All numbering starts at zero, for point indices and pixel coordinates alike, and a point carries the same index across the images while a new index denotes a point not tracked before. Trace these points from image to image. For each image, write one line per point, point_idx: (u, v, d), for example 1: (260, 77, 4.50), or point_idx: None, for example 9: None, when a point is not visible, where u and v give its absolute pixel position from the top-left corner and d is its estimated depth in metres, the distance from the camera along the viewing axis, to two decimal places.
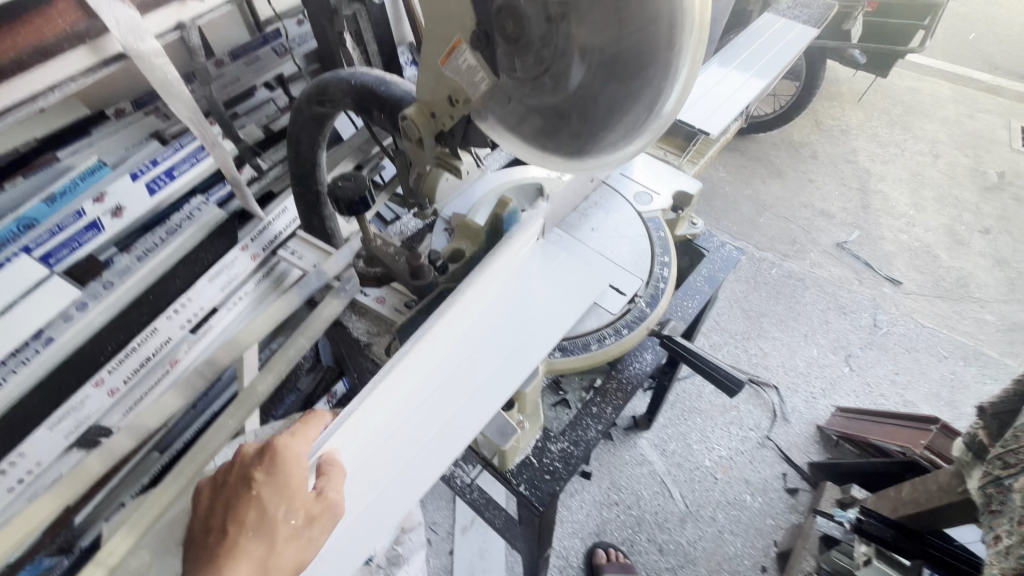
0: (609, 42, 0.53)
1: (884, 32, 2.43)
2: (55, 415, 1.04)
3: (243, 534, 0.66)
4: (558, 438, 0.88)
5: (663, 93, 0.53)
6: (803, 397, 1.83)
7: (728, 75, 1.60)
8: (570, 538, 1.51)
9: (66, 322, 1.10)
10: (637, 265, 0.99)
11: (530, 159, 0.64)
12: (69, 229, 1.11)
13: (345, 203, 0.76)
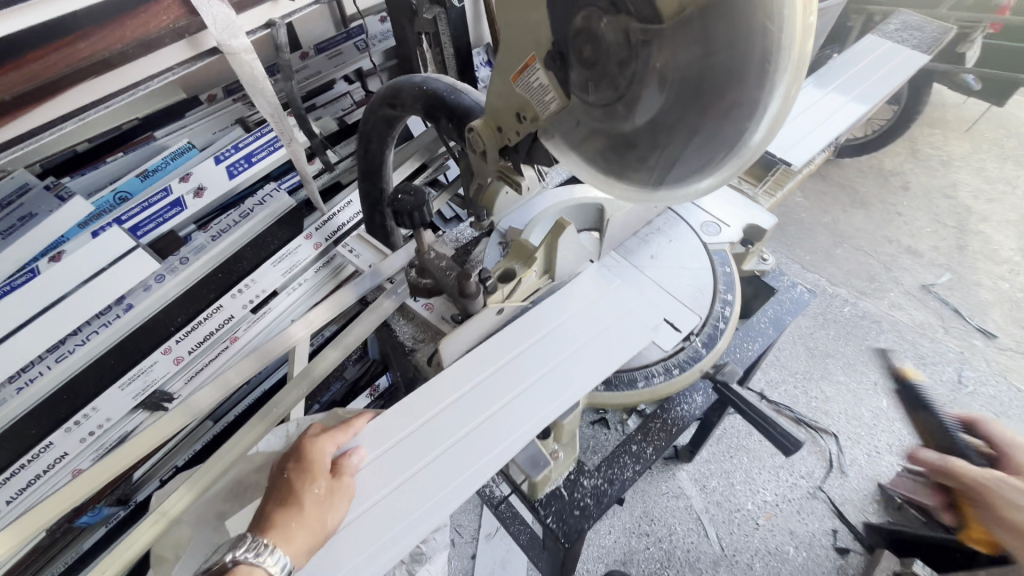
0: (694, 72, 0.48)
1: (1007, 57, 2.19)
2: (127, 376, 1.13)
3: (275, 510, 0.66)
4: (592, 473, 0.84)
5: (746, 131, 0.48)
6: (866, 451, 1.67)
7: (818, 101, 1.49)
8: (594, 563, 1.47)
9: (145, 292, 1.18)
10: (696, 301, 0.94)
11: (592, 182, 0.62)
12: (156, 205, 1.25)
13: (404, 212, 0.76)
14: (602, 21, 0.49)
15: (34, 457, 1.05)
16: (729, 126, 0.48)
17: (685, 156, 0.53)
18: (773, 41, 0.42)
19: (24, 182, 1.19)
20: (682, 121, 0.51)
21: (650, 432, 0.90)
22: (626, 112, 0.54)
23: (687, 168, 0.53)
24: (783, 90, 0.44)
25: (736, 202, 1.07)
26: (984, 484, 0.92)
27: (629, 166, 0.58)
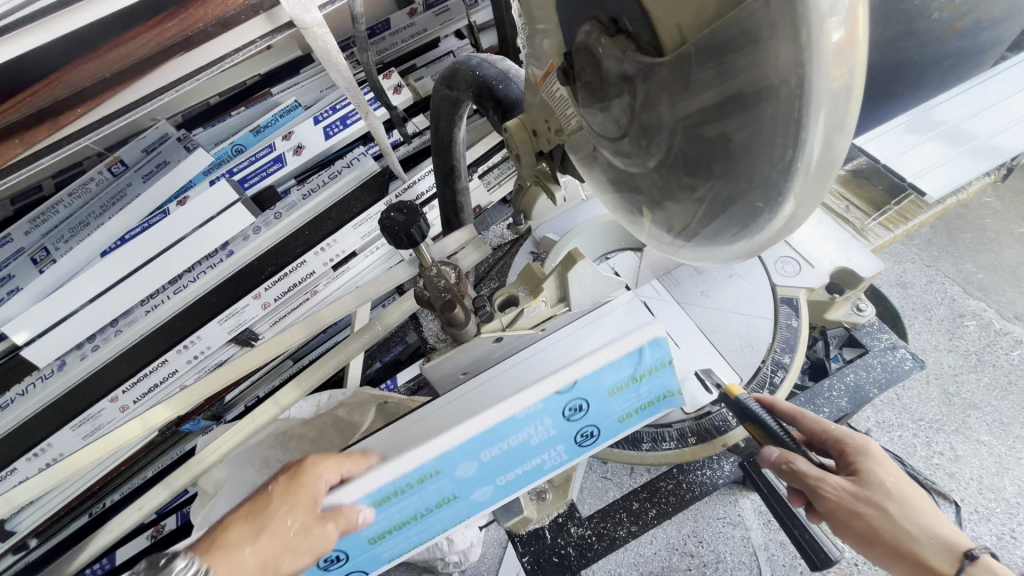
0: (697, 124, 0.38)
1: None
2: (224, 314, 1.31)
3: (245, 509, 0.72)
4: (580, 522, 0.91)
5: (759, 215, 0.37)
6: (994, 532, 1.32)
7: (1008, 98, 1.19)
8: (628, 568, 1.39)
9: (244, 241, 1.32)
10: (743, 361, 0.91)
11: (614, 215, 0.56)
12: (262, 160, 1.38)
13: (394, 236, 0.64)
14: (600, 42, 0.41)
15: (152, 370, 1.28)
16: (752, 180, 0.36)
17: (724, 204, 0.40)
18: (785, 113, 0.31)
19: (164, 132, 1.34)
20: (709, 159, 0.38)
21: (658, 494, 0.92)
22: (646, 143, 0.44)
23: (722, 222, 0.41)
24: (806, 165, 0.33)
25: (826, 240, 0.99)
26: (816, 487, 0.76)
27: (667, 198, 0.46)
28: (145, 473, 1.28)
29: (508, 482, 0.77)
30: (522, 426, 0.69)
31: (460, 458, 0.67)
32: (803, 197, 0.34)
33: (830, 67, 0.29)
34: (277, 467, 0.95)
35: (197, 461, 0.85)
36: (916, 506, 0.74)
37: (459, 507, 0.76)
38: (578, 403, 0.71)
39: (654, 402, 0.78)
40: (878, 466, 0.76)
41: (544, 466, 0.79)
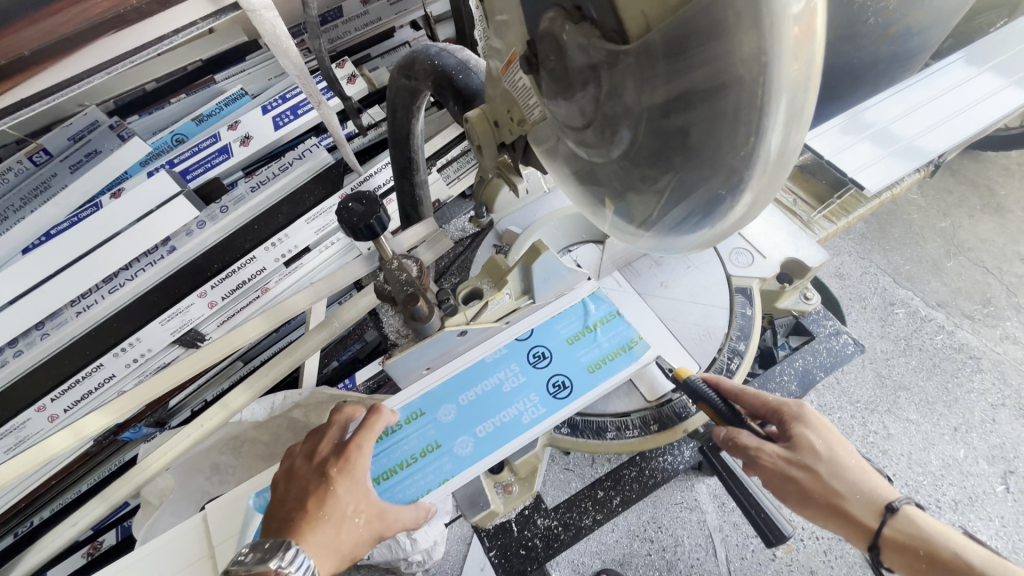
0: (661, 111, 0.38)
1: None
2: (167, 313, 1.22)
3: (309, 502, 0.65)
4: (547, 513, 0.93)
5: (722, 202, 0.40)
6: (922, 503, 1.44)
7: (931, 102, 1.29)
8: (589, 556, 1.42)
9: (188, 236, 1.24)
10: (702, 348, 0.94)
11: (575, 204, 0.56)
12: (205, 150, 1.30)
13: (352, 228, 0.62)
14: (565, 28, 0.41)
15: (85, 375, 1.18)
16: (716, 169, 0.37)
17: (681, 197, 0.41)
18: (751, 100, 0.33)
19: (94, 119, 1.25)
20: (668, 153, 0.40)
21: (621, 480, 0.95)
22: (609, 136, 0.44)
23: (687, 207, 0.42)
24: (769, 149, 0.35)
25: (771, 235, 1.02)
26: (755, 456, 0.82)
27: (629, 191, 0.46)
28: (80, 487, 1.18)
29: (488, 434, 0.71)
30: (490, 371, 0.75)
31: (440, 397, 0.74)
32: (756, 190, 0.38)
33: (790, 60, 0.32)
34: (228, 473, 0.92)
35: (137, 471, 0.80)
36: (844, 465, 0.80)
37: (444, 457, 0.70)
38: (538, 351, 0.76)
39: (621, 356, 0.76)
40: (812, 433, 0.81)
41: (523, 420, 0.72)
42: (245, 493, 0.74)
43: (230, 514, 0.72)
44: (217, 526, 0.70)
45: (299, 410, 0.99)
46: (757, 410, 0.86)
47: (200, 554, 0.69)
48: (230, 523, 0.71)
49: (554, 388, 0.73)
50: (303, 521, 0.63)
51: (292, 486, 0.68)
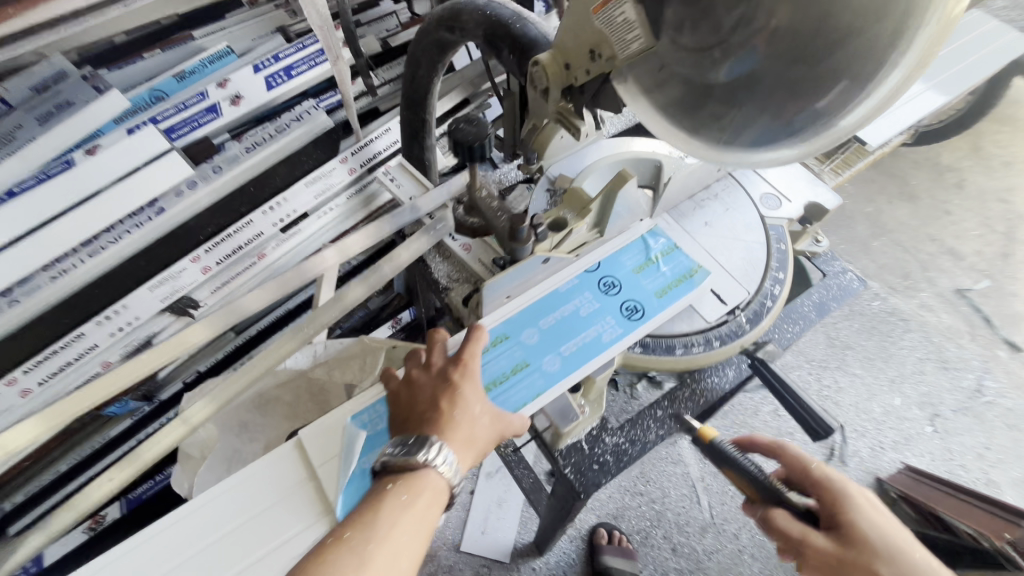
0: (812, 30, 0.45)
1: None
2: (156, 278, 1.14)
3: (432, 408, 0.55)
4: (614, 431, 0.80)
5: (833, 118, 0.49)
6: (869, 444, 1.66)
7: None
8: (586, 512, 1.54)
9: (178, 197, 1.16)
10: (745, 274, 0.89)
11: (653, 129, 0.59)
12: (192, 108, 1.22)
13: (465, 145, 0.72)
14: None
15: (64, 345, 1.08)
16: (849, 84, 0.47)
17: (751, 125, 0.52)
18: (909, 28, 0.44)
19: (61, 68, 1.13)
20: (769, 81, 0.49)
21: (677, 399, 0.84)
22: (729, 57, 0.50)
23: (750, 137, 0.53)
24: (898, 76, 0.46)
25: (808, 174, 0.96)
26: (802, 545, 0.75)
27: (707, 116, 0.54)
28: (59, 467, 1.09)
29: (573, 353, 0.62)
30: (563, 300, 0.65)
31: (516, 325, 0.64)
32: (816, 141, 0.51)
33: (947, 9, 0.42)
34: (257, 431, 0.90)
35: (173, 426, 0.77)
36: (906, 560, 0.76)
37: (532, 379, 0.61)
38: (616, 275, 0.67)
39: (684, 284, 0.67)
40: (866, 523, 0.77)
41: (603, 341, 0.63)
42: (343, 414, 0.66)
43: (331, 433, 0.64)
44: (318, 447, 0.63)
45: (322, 369, 0.97)
46: (805, 481, 0.84)
47: (302, 476, 0.62)
48: (331, 445, 0.64)
49: (638, 310, 0.65)
50: (431, 426, 0.53)
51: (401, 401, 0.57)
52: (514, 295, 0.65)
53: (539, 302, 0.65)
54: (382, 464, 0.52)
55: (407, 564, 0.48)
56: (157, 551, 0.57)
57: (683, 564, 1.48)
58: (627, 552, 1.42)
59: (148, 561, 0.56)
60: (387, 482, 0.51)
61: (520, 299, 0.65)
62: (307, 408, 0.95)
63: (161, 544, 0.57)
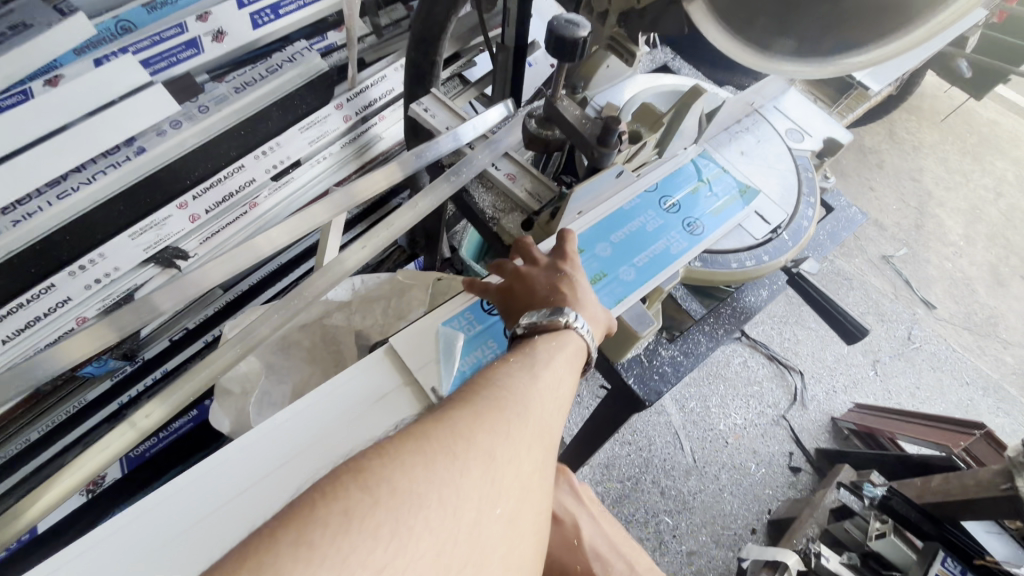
0: None
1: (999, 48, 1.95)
2: (139, 225, 1.06)
3: (552, 288, 0.57)
4: (669, 343, 0.74)
5: (860, 51, 0.60)
6: (824, 388, 1.84)
7: None
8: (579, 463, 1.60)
9: (159, 137, 1.06)
10: (784, 190, 0.79)
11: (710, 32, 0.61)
12: (169, 42, 1.06)
13: (559, 45, 0.57)
14: None
15: (34, 297, 0.97)
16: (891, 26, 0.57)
17: (802, 41, 0.59)
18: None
19: None
20: (838, 2, 0.54)
21: (719, 316, 0.79)
22: None
23: (785, 49, 0.61)
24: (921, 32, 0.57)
25: (813, 111, 0.89)
26: None
27: (767, 25, 0.59)
28: (28, 435, 0.96)
29: (645, 264, 0.66)
30: (630, 217, 0.68)
31: (589, 239, 0.66)
32: (837, 66, 0.62)
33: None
34: (285, 374, 0.86)
35: (208, 363, 0.72)
36: None
37: (612, 288, 0.63)
38: (675, 195, 0.71)
39: (738, 202, 0.73)
40: None
41: (671, 252, 0.67)
42: (434, 321, 0.66)
43: (425, 339, 0.64)
44: (413, 351, 0.63)
45: (342, 313, 0.92)
46: None
47: (397, 383, 0.62)
48: (426, 351, 0.63)
49: (699, 226, 0.69)
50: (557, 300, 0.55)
51: (512, 290, 0.59)
52: (585, 212, 0.68)
53: (609, 217, 0.68)
54: (525, 325, 0.53)
55: (564, 397, 0.49)
56: (259, 456, 0.55)
57: (672, 505, 1.56)
58: None
59: (248, 464, 0.55)
60: (530, 338, 0.52)
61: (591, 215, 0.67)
62: (329, 353, 0.90)
63: (262, 449, 0.55)
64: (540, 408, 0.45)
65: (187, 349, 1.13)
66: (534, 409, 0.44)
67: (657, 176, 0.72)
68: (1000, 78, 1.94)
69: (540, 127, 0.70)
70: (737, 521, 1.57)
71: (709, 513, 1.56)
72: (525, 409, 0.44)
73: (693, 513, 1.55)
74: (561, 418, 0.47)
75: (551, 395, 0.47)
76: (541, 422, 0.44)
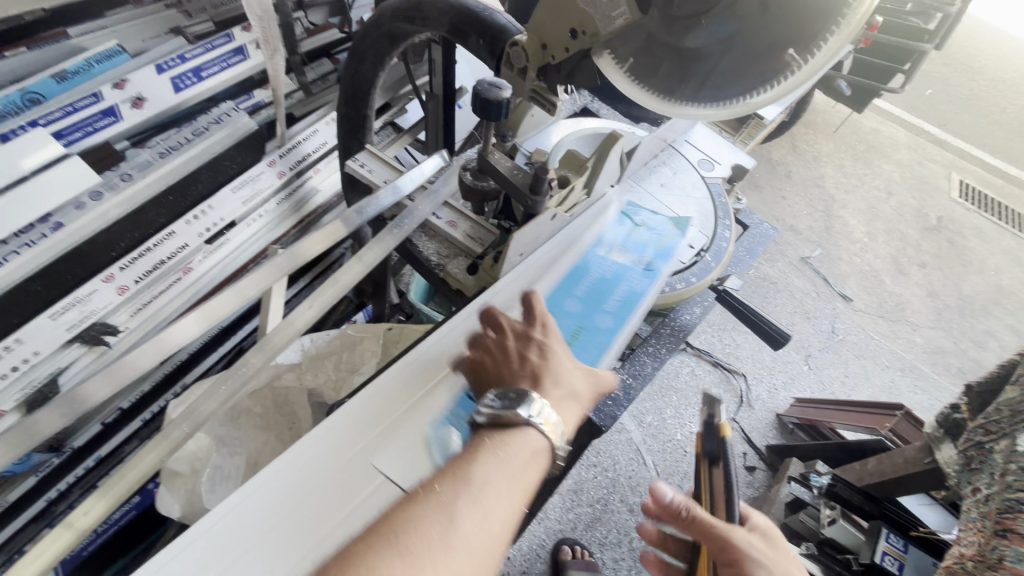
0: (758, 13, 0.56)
1: (869, 68, 2.22)
2: (60, 304, 0.99)
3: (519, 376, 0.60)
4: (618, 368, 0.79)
5: (754, 91, 0.61)
6: (766, 387, 1.96)
7: None
8: (553, 520, 1.54)
9: (78, 210, 1.02)
10: (704, 217, 0.88)
11: (617, 80, 0.70)
12: (85, 112, 1.04)
13: (485, 105, 0.62)
14: None
15: None
16: (771, 67, 0.59)
17: (697, 85, 0.65)
18: (819, 34, 0.54)
19: None
20: (718, 50, 0.61)
21: (659, 337, 0.85)
22: (692, 28, 0.60)
23: (689, 96, 0.66)
24: (802, 71, 0.57)
25: (720, 143, 0.99)
26: None
27: (660, 72, 0.66)
28: None
29: (616, 306, 0.72)
30: (589, 268, 0.76)
31: (560, 295, 0.72)
32: (734, 108, 0.64)
33: (847, 29, 0.53)
34: (237, 444, 0.83)
35: (156, 444, 0.68)
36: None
37: (595, 337, 0.69)
38: (622, 240, 0.79)
39: (680, 227, 0.82)
40: None
41: (637, 289, 0.74)
42: (392, 376, 0.71)
43: (390, 393, 0.69)
44: (379, 407, 0.68)
45: (292, 375, 0.90)
46: None
47: (368, 437, 0.66)
48: (392, 405, 0.68)
49: (651, 262, 0.78)
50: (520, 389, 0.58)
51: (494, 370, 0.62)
52: (541, 278, 0.73)
53: (548, 269, 0.74)
54: (484, 414, 0.55)
55: (503, 515, 0.50)
56: (241, 516, 0.58)
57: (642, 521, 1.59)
58: (591, 566, 1.41)
59: (231, 530, 0.57)
60: (489, 431, 0.55)
61: (533, 272, 0.73)
62: (282, 418, 0.88)
63: (247, 509, 0.59)
64: (461, 539, 0.46)
65: (122, 431, 1.06)
66: (452, 543, 0.45)
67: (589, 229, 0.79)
68: (873, 94, 2.22)
69: (475, 179, 0.74)
70: None
71: None
72: (442, 545, 0.45)
73: None
74: (493, 543, 0.48)
75: (483, 522, 0.48)
76: (464, 550, 0.46)
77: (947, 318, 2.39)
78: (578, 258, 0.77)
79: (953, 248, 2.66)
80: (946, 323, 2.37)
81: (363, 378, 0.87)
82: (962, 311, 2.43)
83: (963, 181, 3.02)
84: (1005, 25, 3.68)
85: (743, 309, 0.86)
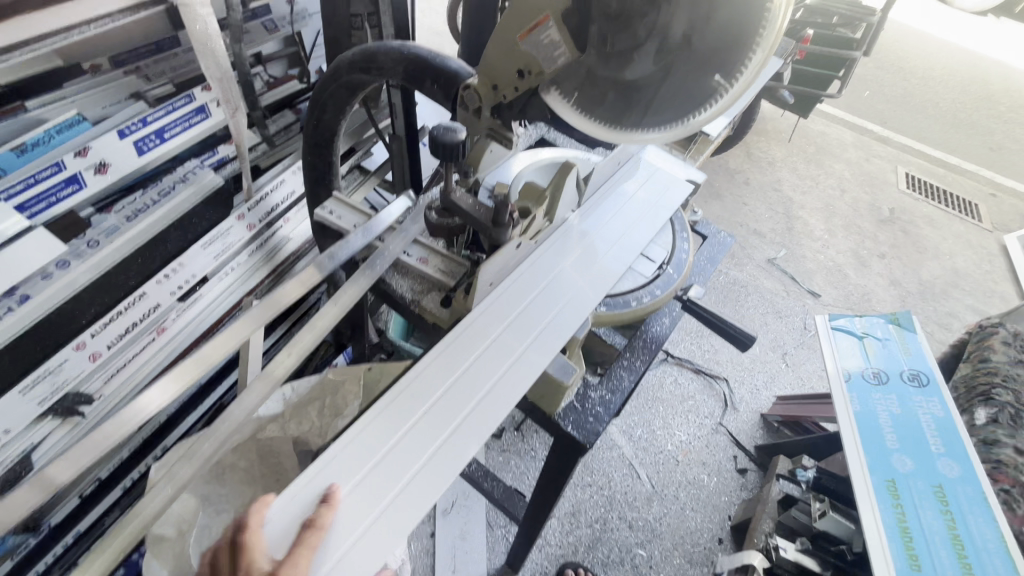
0: (685, 41, 0.61)
1: (806, 78, 2.37)
2: (31, 378, 0.97)
3: None
4: (596, 384, 0.81)
5: (694, 110, 0.65)
6: (748, 388, 2.00)
7: None
8: (553, 545, 1.53)
9: (44, 280, 0.98)
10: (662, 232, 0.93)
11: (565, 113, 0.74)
12: (45, 183, 0.96)
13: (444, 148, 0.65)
14: None
15: None
16: (705, 88, 0.63)
17: (641, 110, 0.69)
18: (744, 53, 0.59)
19: None
20: (653, 78, 0.65)
21: (633, 350, 0.88)
22: (627, 61, 0.65)
23: (634, 122, 0.70)
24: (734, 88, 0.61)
25: (671, 161, 1.06)
26: None
27: (604, 103, 0.71)
28: None
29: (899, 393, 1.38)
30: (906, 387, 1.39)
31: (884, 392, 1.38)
32: (675, 129, 0.67)
33: (767, 46, 0.57)
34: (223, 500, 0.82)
35: (139, 510, 0.67)
36: None
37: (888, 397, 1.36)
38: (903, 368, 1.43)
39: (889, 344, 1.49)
40: None
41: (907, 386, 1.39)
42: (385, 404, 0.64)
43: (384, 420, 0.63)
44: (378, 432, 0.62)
45: (277, 424, 0.90)
46: None
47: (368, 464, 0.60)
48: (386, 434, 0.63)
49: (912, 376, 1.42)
50: None
51: None
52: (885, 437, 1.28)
53: (533, 299, 0.77)
54: None
55: None
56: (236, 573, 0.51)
57: (642, 536, 1.59)
58: None
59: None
60: None
61: (519, 306, 0.75)
62: (270, 470, 0.87)
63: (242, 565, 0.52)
64: None
65: (101, 502, 1.03)
66: None
67: (565, 256, 0.82)
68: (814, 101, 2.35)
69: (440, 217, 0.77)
70: (704, 535, 1.62)
71: (677, 534, 1.61)
72: None
73: (664, 540, 1.59)
74: None
75: None
76: None
77: (911, 304, 2.50)
78: (560, 286, 0.79)
79: (908, 238, 2.80)
80: (910, 309, 2.47)
81: (347, 421, 0.88)
82: (923, 296, 2.54)
83: (909, 174, 3.20)
84: (928, 27, 3.96)
85: (708, 315, 0.91)
